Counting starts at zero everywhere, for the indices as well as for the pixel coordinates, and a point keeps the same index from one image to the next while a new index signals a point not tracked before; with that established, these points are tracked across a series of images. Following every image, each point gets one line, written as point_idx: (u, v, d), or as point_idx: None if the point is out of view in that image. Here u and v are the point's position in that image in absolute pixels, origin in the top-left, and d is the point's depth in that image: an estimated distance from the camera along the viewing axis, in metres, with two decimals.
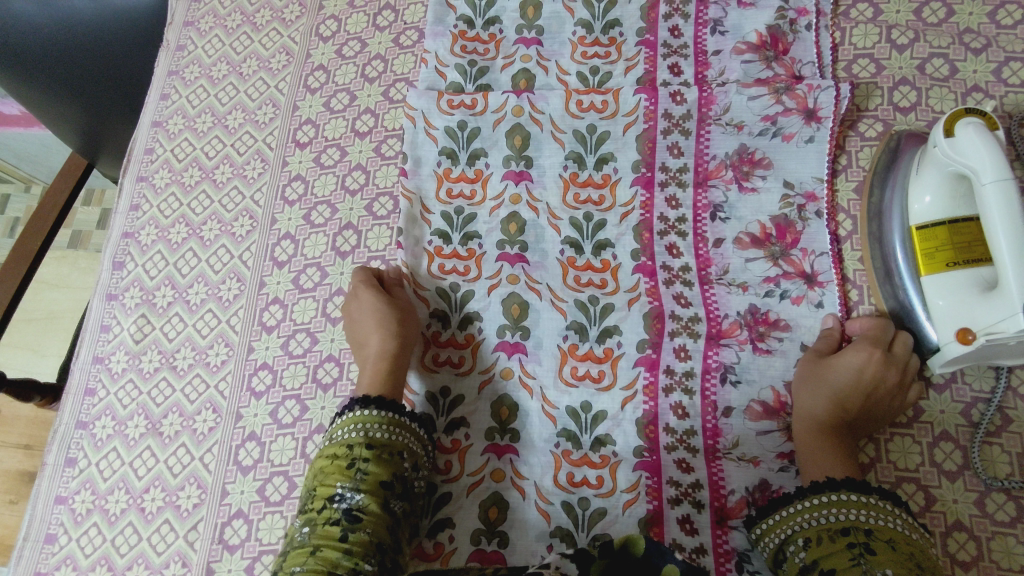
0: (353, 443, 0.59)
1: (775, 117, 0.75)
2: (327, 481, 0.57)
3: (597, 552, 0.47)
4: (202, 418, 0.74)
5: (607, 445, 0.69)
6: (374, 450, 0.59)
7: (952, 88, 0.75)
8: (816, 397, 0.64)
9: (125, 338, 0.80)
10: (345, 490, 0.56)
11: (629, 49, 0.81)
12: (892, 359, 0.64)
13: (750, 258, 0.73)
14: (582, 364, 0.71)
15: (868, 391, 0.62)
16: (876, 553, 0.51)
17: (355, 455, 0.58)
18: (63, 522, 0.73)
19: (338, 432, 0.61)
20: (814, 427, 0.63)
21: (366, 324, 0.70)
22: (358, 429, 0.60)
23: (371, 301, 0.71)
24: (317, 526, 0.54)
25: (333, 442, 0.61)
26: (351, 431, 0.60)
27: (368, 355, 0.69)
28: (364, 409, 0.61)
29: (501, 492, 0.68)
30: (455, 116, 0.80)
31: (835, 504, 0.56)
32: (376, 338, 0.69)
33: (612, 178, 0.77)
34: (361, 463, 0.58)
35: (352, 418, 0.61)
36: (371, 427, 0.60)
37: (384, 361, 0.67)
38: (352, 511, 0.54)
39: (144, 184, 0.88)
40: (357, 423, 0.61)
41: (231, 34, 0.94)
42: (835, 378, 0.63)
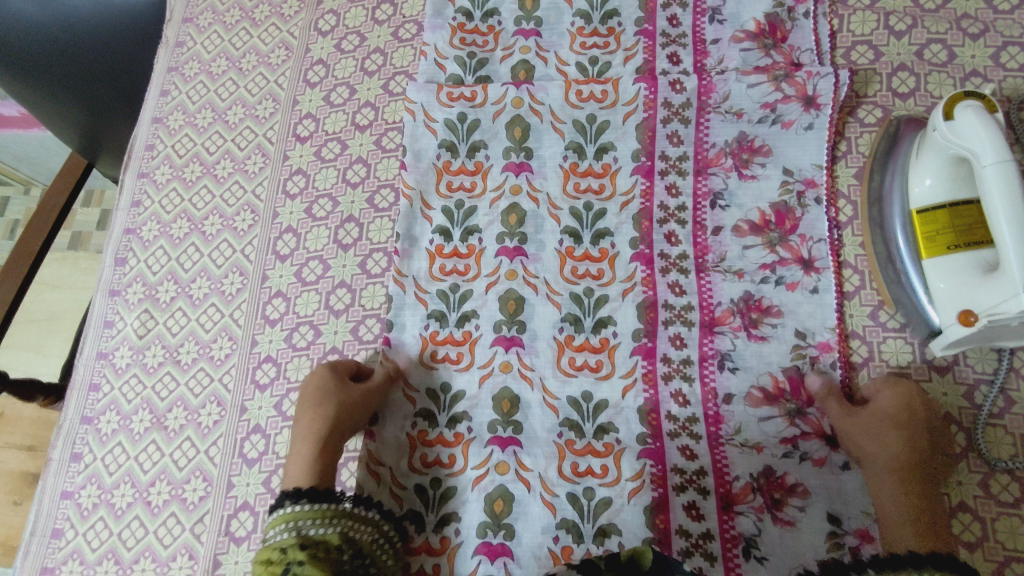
0: (287, 545, 0.56)
1: (774, 104, 0.75)
2: None
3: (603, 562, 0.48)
4: (207, 412, 0.75)
5: (610, 432, 0.69)
6: (309, 549, 0.56)
7: (951, 73, 0.75)
8: (881, 447, 0.60)
9: (128, 334, 0.80)
10: None
11: (628, 38, 0.81)
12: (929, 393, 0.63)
13: (747, 246, 0.73)
14: (580, 354, 0.72)
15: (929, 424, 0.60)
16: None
17: (290, 559, 0.55)
18: (70, 517, 0.73)
19: (271, 536, 0.58)
20: (897, 481, 0.59)
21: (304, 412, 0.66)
22: (289, 529, 0.57)
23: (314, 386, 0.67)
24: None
25: (266, 544, 0.57)
26: (285, 532, 0.57)
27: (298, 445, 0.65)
28: (294, 505, 0.59)
29: (506, 484, 0.68)
30: (455, 109, 0.80)
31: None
32: (309, 432, 0.65)
33: (612, 167, 0.77)
34: (294, 568, 0.54)
35: (282, 517, 0.58)
36: (304, 524, 0.58)
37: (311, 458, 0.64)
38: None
39: (145, 181, 0.88)
40: (289, 521, 0.58)
41: (230, 30, 0.94)
42: (894, 422, 0.61)
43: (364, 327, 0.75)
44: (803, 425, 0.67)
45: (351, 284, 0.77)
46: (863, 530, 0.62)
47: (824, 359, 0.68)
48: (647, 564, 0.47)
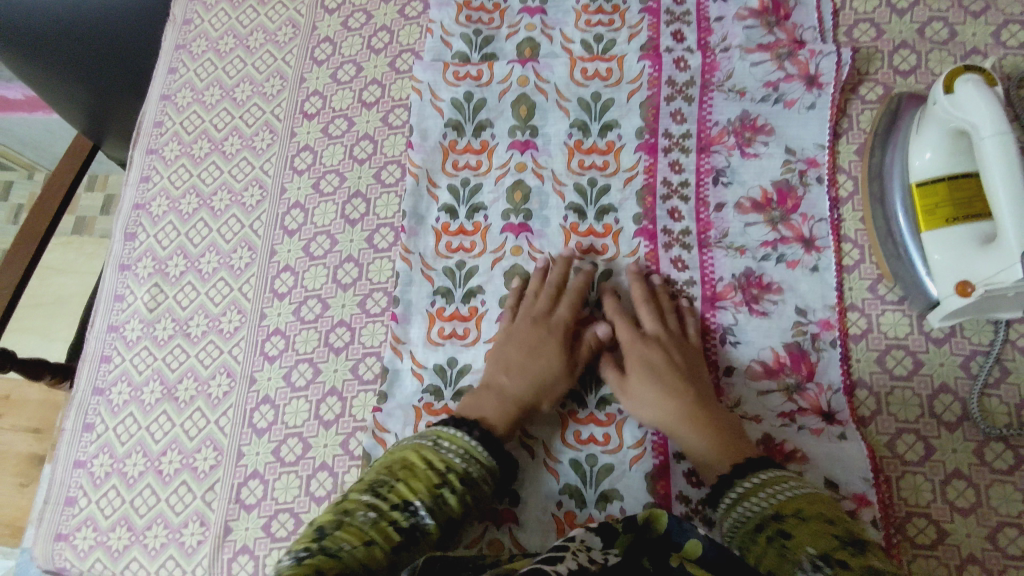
0: (451, 468, 0.60)
1: (776, 83, 0.76)
2: (411, 483, 0.58)
3: (620, 527, 0.50)
4: (217, 383, 0.76)
5: (613, 403, 0.70)
6: (463, 488, 0.59)
7: (952, 51, 0.76)
8: (663, 407, 0.64)
9: (139, 307, 0.81)
10: (421, 505, 0.57)
11: (632, 16, 0.82)
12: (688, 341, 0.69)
13: (749, 222, 0.74)
14: (584, 328, 0.73)
15: (683, 370, 0.66)
16: (807, 547, 0.48)
17: (446, 480, 0.59)
18: (83, 485, 0.74)
19: (442, 444, 0.62)
20: (690, 424, 0.63)
21: (506, 343, 0.70)
22: (464, 457, 0.61)
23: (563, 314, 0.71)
24: (380, 518, 0.54)
25: (435, 447, 0.61)
26: (457, 456, 0.61)
27: (492, 381, 0.68)
28: (479, 443, 0.62)
29: (510, 451, 0.69)
30: (461, 88, 0.81)
31: (730, 502, 0.57)
32: (551, 360, 0.68)
33: (616, 144, 0.78)
34: (445, 492, 0.58)
35: (465, 442, 0.62)
36: (475, 463, 0.61)
37: (542, 389, 0.67)
38: (412, 528, 0.55)
39: (154, 157, 0.89)
40: (465, 447, 0.62)
41: (238, 8, 0.94)
42: (638, 381, 0.66)
43: (371, 300, 0.76)
44: (800, 400, 0.68)
45: (358, 259, 0.78)
46: (861, 494, 0.63)
47: (825, 335, 0.69)
48: (661, 527, 0.50)
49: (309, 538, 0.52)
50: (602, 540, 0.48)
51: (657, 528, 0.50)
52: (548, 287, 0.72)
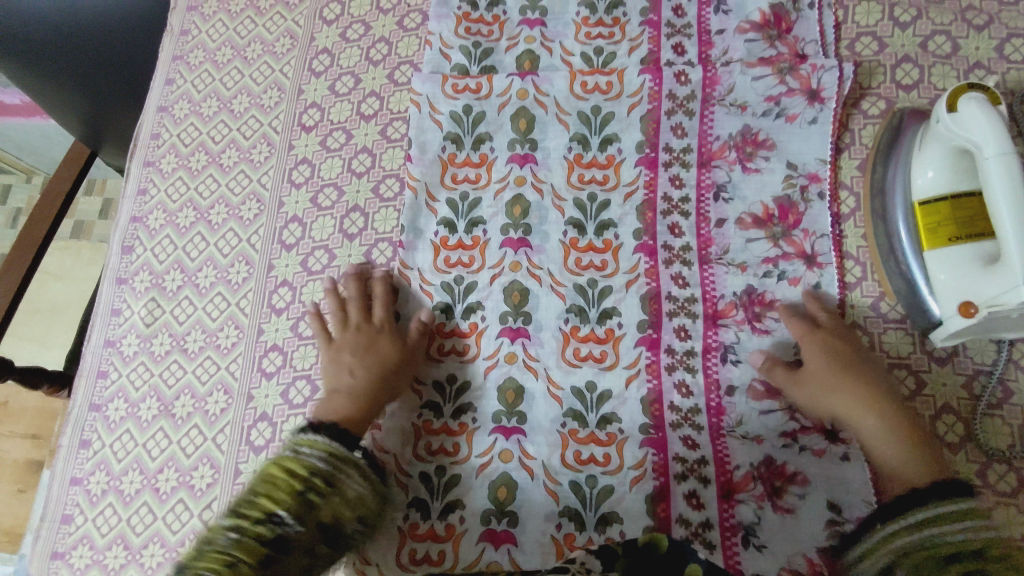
0: (314, 472, 0.57)
1: (778, 97, 0.75)
2: (273, 494, 0.55)
3: (620, 550, 0.49)
4: (214, 400, 0.75)
5: (614, 423, 0.69)
6: (331, 490, 0.56)
7: (954, 66, 0.75)
8: (868, 400, 0.62)
9: (135, 322, 0.80)
10: (285, 514, 0.54)
11: (633, 28, 0.81)
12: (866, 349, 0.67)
13: (750, 238, 0.73)
14: (584, 345, 0.72)
15: (874, 374, 0.65)
16: None
17: (309, 484, 0.56)
18: (79, 503, 0.74)
19: (301, 453, 0.59)
20: (890, 420, 0.61)
21: (336, 355, 0.70)
22: (325, 459, 0.58)
23: (377, 317, 0.73)
24: (242, 538, 0.51)
25: (295, 455, 0.58)
26: (320, 460, 0.58)
27: (337, 385, 0.68)
28: (334, 441, 0.60)
29: (509, 472, 0.69)
30: (460, 101, 0.80)
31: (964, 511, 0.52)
32: (382, 347, 0.70)
33: (616, 159, 0.77)
34: (311, 495, 0.55)
35: (323, 444, 0.59)
36: (338, 463, 0.58)
37: (382, 370, 0.69)
38: (279, 537, 0.53)
39: (151, 169, 0.88)
40: (322, 450, 0.59)
41: (235, 19, 0.94)
42: (839, 371, 0.64)
43: None
44: (803, 419, 0.67)
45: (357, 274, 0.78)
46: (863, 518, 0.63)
47: None
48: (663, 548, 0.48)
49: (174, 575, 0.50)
50: (601, 563, 0.48)
51: (660, 547, 0.48)
52: (352, 304, 0.74)
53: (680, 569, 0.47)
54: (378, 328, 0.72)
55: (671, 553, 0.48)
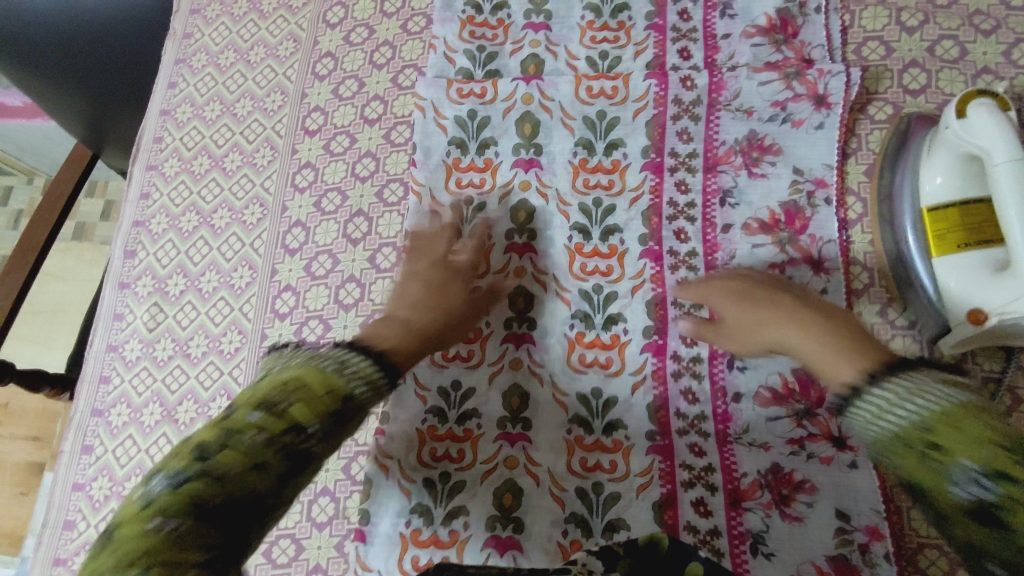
0: (353, 394, 0.50)
1: (784, 103, 0.75)
2: (310, 403, 0.47)
3: (622, 550, 0.46)
4: (217, 405, 0.75)
5: (620, 429, 0.69)
6: (358, 416, 0.50)
7: (962, 71, 0.75)
8: (783, 323, 0.60)
9: (138, 327, 0.80)
10: (314, 428, 0.46)
11: (638, 33, 0.81)
12: (780, 280, 0.66)
13: (757, 244, 0.73)
14: (590, 351, 0.72)
15: (795, 296, 0.62)
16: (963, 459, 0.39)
17: (346, 408, 0.49)
18: (81, 509, 0.73)
19: (346, 369, 0.51)
20: (808, 324, 0.58)
21: (407, 285, 0.68)
22: (365, 383, 0.51)
23: (462, 264, 0.71)
24: (271, 441, 0.44)
25: (337, 369, 0.50)
26: (361, 384, 0.51)
27: (394, 313, 0.65)
28: (371, 363, 0.53)
29: (515, 478, 0.68)
30: (464, 105, 0.80)
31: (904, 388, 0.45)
32: (455, 294, 0.68)
33: (621, 164, 0.77)
34: (341, 417, 0.48)
35: (369, 370, 0.52)
36: (371, 391, 0.51)
37: (450, 314, 0.66)
38: (307, 454, 0.45)
39: (154, 173, 0.88)
40: (365, 376, 0.52)
41: (239, 22, 0.93)
42: (752, 308, 0.63)
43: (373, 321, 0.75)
44: (810, 426, 0.66)
45: (360, 279, 0.77)
46: (873, 526, 0.62)
47: None
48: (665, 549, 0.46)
49: (185, 459, 0.42)
50: (603, 564, 0.45)
51: (662, 547, 0.46)
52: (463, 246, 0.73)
53: (681, 570, 0.45)
54: (457, 275, 0.70)
55: (671, 553, 0.46)
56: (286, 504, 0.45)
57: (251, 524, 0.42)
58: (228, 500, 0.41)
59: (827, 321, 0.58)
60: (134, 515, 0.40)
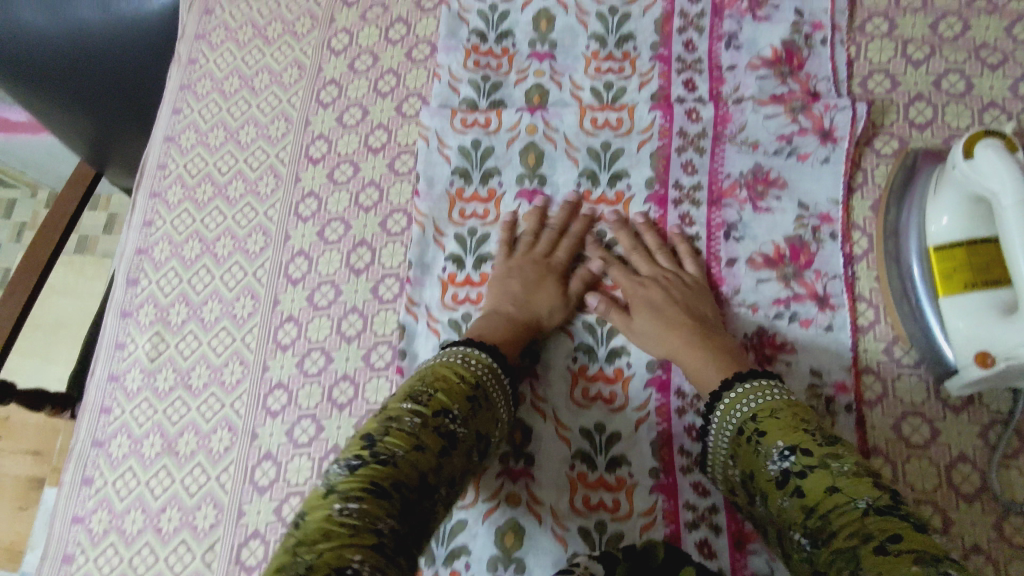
0: (480, 384, 0.60)
1: (790, 136, 0.75)
2: (448, 394, 0.57)
3: (621, 555, 0.49)
4: (218, 438, 0.74)
5: (624, 466, 0.68)
6: (486, 402, 0.59)
7: (969, 105, 0.75)
8: (679, 334, 0.67)
9: (140, 356, 0.80)
10: (457, 414, 0.56)
11: (643, 63, 0.81)
12: (687, 276, 0.72)
13: (762, 279, 0.72)
14: (593, 385, 0.72)
15: (685, 306, 0.69)
16: (777, 441, 0.55)
17: (475, 395, 0.59)
18: (80, 542, 0.73)
19: (469, 363, 0.61)
20: (700, 347, 0.66)
21: (508, 276, 0.73)
22: (486, 374, 0.61)
23: (560, 257, 0.74)
24: (425, 425, 0.53)
25: (462, 365, 0.61)
26: (484, 375, 0.61)
27: (498, 307, 0.70)
28: (481, 352, 0.63)
29: (517, 517, 0.67)
30: (468, 135, 0.79)
31: (749, 390, 0.61)
32: (555, 295, 0.72)
33: (625, 195, 0.77)
34: (475, 403, 0.58)
35: (487, 362, 0.62)
36: (491, 382, 0.61)
37: (543, 317, 0.71)
38: (454, 436, 0.55)
39: (157, 201, 0.88)
40: (489, 367, 0.62)
41: (243, 48, 0.93)
42: (654, 308, 0.69)
43: (375, 353, 0.75)
44: None
45: (363, 310, 0.77)
46: None
47: (840, 398, 0.67)
48: (660, 554, 0.49)
49: (358, 448, 0.52)
50: (603, 567, 0.48)
51: (657, 554, 0.49)
52: (546, 232, 0.75)
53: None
54: (558, 270, 0.73)
55: (667, 559, 0.49)
56: (446, 485, 0.54)
57: (416, 499, 0.50)
58: (403, 477, 0.50)
59: (713, 342, 0.67)
60: (322, 500, 0.48)
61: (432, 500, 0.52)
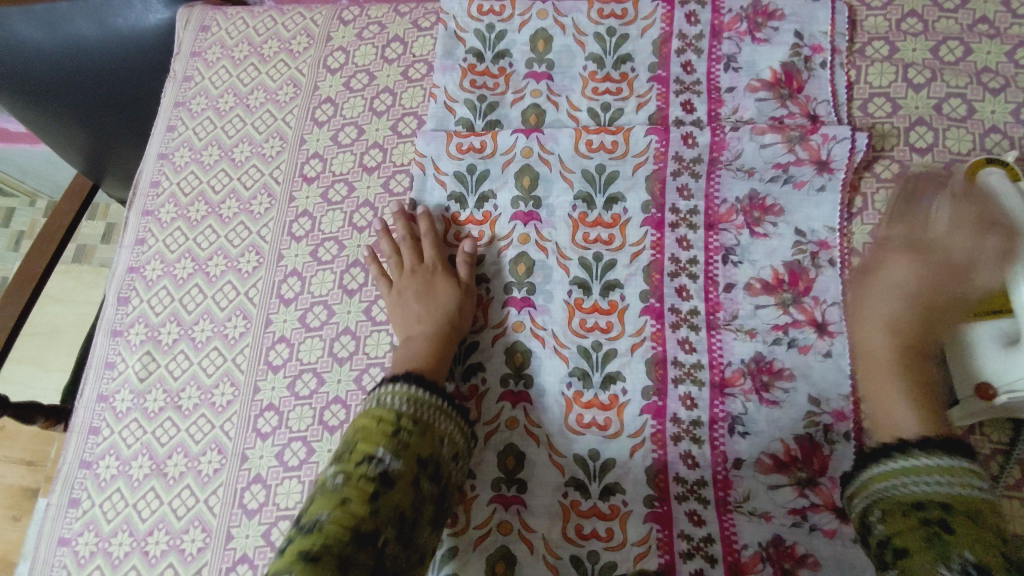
0: (402, 416, 0.57)
1: (786, 165, 0.73)
2: (368, 437, 0.55)
3: None
4: (207, 459, 0.73)
5: (617, 493, 0.67)
6: (418, 427, 0.57)
7: (970, 129, 0.74)
8: (890, 343, 0.63)
9: (130, 376, 0.79)
10: (385, 453, 0.54)
11: (641, 84, 0.80)
12: (965, 280, 0.62)
13: (760, 305, 0.72)
14: (587, 411, 0.70)
15: (925, 322, 0.63)
16: (966, 550, 0.46)
17: (401, 425, 0.56)
18: (67, 565, 0.72)
19: (385, 397, 0.59)
20: (894, 372, 0.62)
21: (401, 300, 0.73)
22: (408, 402, 0.58)
23: (426, 253, 0.75)
24: (349, 478, 0.51)
25: (378, 403, 0.58)
26: (403, 404, 0.58)
27: (409, 332, 0.70)
28: (394, 383, 0.60)
29: (508, 545, 0.66)
30: (464, 161, 0.79)
31: (939, 470, 0.51)
32: (442, 287, 0.72)
33: (621, 218, 0.76)
34: (403, 435, 0.56)
35: (405, 390, 0.59)
36: (420, 406, 0.59)
37: (449, 308, 0.71)
38: (386, 474, 0.53)
39: (149, 219, 0.87)
40: (409, 397, 0.59)
41: (239, 65, 0.93)
42: (892, 303, 0.64)
43: (367, 376, 0.73)
44: (813, 496, 0.65)
45: (355, 331, 0.76)
46: None
47: (838, 426, 0.66)
48: None
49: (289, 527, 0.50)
50: None
51: None
52: (408, 243, 0.76)
53: None
54: (436, 268, 0.74)
55: None
56: (394, 526, 0.51)
57: (357, 553, 0.48)
58: (331, 540, 0.47)
59: (916, 380, 0.61)
60: None
61: (378, 547, 0.49)
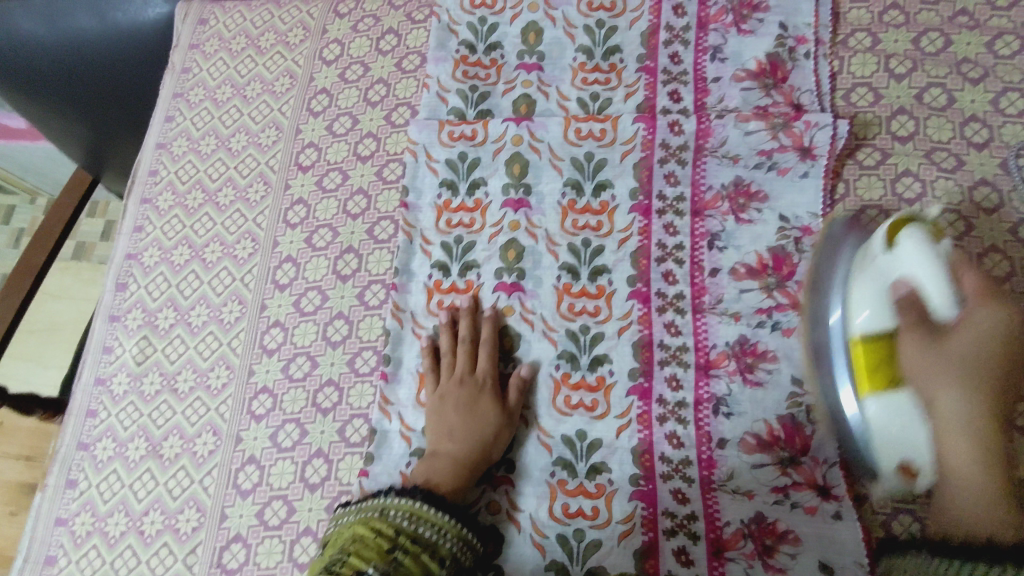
0: (401, 531, 0.58)
1: (770, 152, 0.76)
2: (361, 552, 0.55)
3: None
4: (202, 441, 0.75)
5: (603, 472, 0.68)
6: (416, 546, 0.57)
7: (950, 118, 0.75)
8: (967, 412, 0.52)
9: (126, 360, 0.81)
10: (377, 568, 0.53)
11: (629, 75, 0.82)
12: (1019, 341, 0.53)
13: (744, 289, 0.73)
14: (575, 393, 0.72)
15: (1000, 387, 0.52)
16: None
17: (398, 543, 0.57)
18: (63, 544, 0.73)
19: (388, 513, 0.60)
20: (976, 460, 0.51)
21: (442, 407, 0.69)
22: (411, 519, 0.60)
23: (481, 366, 0.71)
24: None
25: (380, 517, 0.60)
26: (404, 519, 0.60)
27: (438, 448, 0.67)
28: (401, 497, 0.61)
29: (496, 524, 0.68)
30: (456, 148, 0.80)
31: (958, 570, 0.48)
32: (487, 412, 0.68)
33: (610, 205, 0.77)
34: (398, 553, 0.56)
35: (410, 505, 0.61)
36: (422, 523, 0.60)
37: (487, 438, 0.67)
38: None
39: (148, 207, 0.89)
40: (413, 513, 0.60)
41: (236, 57, 0.95)
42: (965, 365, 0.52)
43: (360, 359, 0.75)
44: (795, 474, 0.66)
45: (348, 316, 0.77)
46: None
47: None
48: None
49: None
50: None
51: None
52: (462, 344, 0.72)
53: None
54: (485, 382, 0.70)
55: None
56: None
57: None
58: None
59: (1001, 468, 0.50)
60: None
61: None
